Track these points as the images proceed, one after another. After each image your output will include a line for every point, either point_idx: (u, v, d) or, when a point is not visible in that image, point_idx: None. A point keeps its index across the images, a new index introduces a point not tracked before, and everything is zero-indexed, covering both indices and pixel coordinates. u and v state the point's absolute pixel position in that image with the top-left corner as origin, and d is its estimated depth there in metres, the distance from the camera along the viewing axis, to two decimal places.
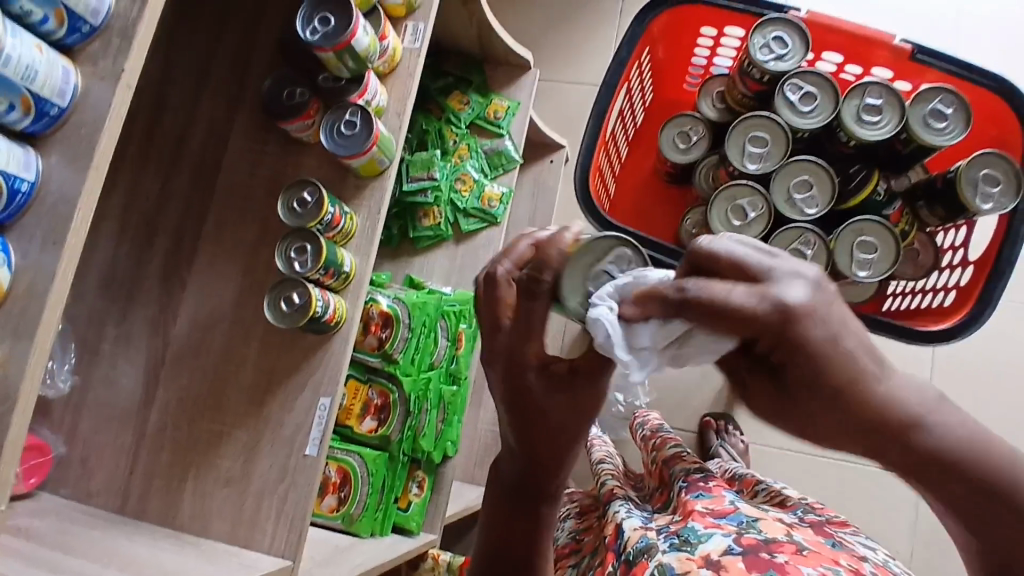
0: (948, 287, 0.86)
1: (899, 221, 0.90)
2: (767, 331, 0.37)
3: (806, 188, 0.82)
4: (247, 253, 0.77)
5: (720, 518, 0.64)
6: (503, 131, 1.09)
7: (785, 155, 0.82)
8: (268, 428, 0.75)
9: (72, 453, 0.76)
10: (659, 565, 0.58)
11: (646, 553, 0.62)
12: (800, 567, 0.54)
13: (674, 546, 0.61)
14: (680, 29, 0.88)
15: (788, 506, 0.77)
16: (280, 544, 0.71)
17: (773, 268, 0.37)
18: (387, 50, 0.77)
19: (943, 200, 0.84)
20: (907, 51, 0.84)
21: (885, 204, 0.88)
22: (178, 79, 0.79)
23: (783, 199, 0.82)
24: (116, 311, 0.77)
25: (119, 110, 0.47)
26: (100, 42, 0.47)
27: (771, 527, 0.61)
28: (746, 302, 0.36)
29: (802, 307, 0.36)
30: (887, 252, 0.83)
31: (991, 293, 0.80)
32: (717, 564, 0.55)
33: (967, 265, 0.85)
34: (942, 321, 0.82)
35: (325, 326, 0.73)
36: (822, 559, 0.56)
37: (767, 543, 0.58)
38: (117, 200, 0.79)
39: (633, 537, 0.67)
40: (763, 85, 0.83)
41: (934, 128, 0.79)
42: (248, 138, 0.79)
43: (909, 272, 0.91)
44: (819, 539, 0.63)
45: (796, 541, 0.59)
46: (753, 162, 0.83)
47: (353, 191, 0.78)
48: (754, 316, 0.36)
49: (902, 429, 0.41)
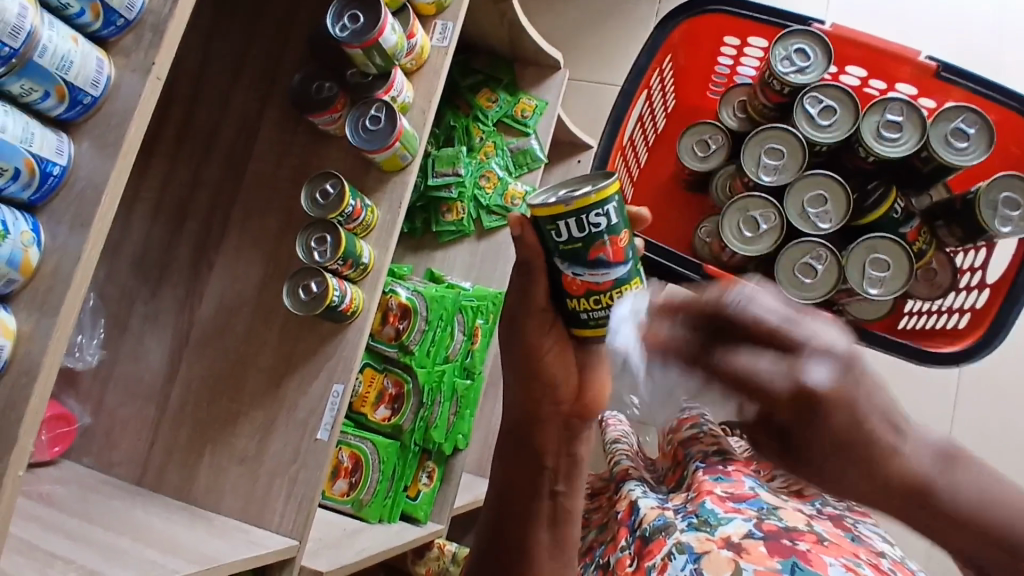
0: (963, 309, 0.86)
1: (916, 240, 0.86)
2: (784, 401, 0.44)
3: (820, 203, 0.82)
4: (271, 240, 0.79)
5: (740, 503, 0.65)
6: (530, 130, 1.10)
7: (801, 167, 0.82)
8: (282, 410, 0.77)
9: (97, 423, 0.80)
10: (678, 543, 0.60)
11: (664, 531, 0.64)
12: (823, 556, 0.56)
13: (693, 525, 0.63)
14: (703, 36, 0.88)
15: (806, 496, 0.75)
16: (289, 523, 0.73)
17: (799, 328, 0.45)
18: (415, 48, 0.78)
19: (961, 221, 0.83)
20: (931, 69, 0.83)
21: (902, 222, 0.84)
22: (215, 70, 0.82)
23: (795, 212, 0.82)
24: (145, 289, 0.81)
25: (147, 100, 0.50)
26: (132, 36, 0.50)
27: (792, 516, 0.63)
28: (771, 374, 0.44)
29: (829, 377, 0.44)
30: (899, 271, 0.82)
31: (1008, 317, 0.80)
32: (738, 547, 0.57)
33: (984, 287, 0.85)
34: (955, 344, 0.82)
35: (342, 314, 0.75)
36: (843, 551, 0.58)
37: (788, 530, 0.59)
38: (151, 183, 0.82)
39: (651, 514, 0.69)
40: (783, 96, 0.82)
41: (956, 147, 0.78)
42: (277, 129, 0.81)
43: (923, 291, 0.89)
44: (838, 532, 0.64)
45: (818, 531, 0.61)
46: (767, 174, 0.83)
47: (375, 183, 0.79)
48: (772, 388, 0.44)
49: (928, 488, 0.48)
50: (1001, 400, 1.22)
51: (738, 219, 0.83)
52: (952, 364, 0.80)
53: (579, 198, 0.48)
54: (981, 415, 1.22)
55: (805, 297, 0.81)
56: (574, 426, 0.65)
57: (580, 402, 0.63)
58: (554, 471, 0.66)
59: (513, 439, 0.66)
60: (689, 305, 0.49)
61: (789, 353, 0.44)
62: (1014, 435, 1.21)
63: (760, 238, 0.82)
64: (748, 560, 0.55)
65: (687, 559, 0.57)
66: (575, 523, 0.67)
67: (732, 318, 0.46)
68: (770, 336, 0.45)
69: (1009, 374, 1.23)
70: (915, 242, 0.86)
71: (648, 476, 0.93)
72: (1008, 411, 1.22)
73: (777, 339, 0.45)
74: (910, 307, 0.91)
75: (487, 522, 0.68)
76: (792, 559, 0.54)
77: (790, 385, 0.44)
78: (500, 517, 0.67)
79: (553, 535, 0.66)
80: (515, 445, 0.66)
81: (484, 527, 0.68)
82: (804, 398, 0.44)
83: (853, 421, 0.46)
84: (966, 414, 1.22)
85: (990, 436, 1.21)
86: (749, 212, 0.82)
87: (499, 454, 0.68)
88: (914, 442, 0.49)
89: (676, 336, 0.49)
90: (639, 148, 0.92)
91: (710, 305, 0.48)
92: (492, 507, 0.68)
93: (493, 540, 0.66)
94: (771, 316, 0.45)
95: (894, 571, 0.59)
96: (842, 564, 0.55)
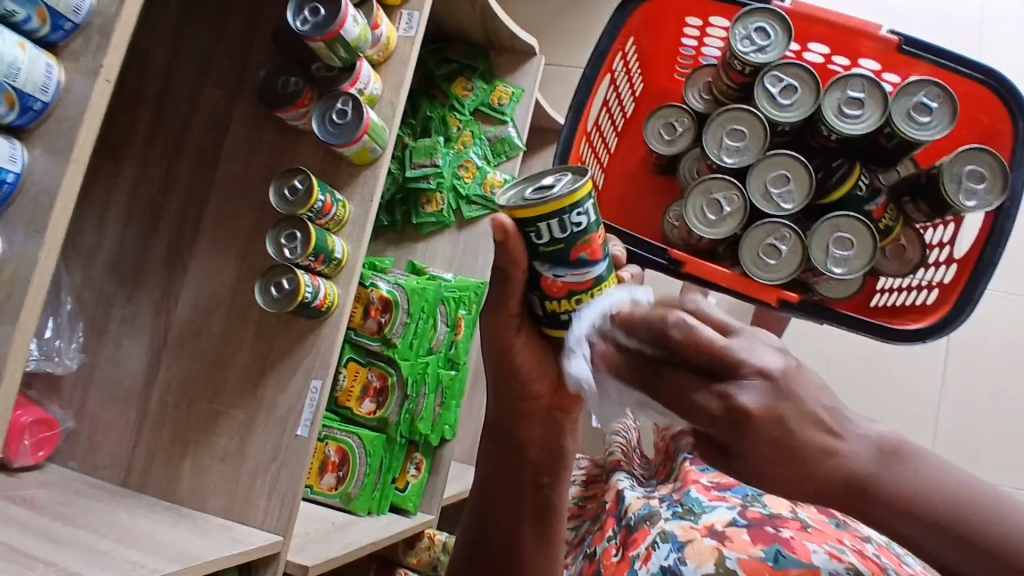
0: (931, 284, 0.86)
1: (882, 217, 0.86)
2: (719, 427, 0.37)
3: (783, 183, 0.81)
4: (244, 239, 0.79)
5: (725, 491, 0.62)
6: (507, 118, 1.10)
7: (763, 148, 0.81)
8: (262, 408, 0.77)
9: (80, 427, 0.80)
10: (663, 532, 0.56)
11: (648, 519, 0.60)
12: (806, 542, 0.51)
13: (677, 514, 0.59)
14: (664, 19, 0.87)
15: None
16: (272, 519, 0.74)
17: (734, 345, 0.38)
18: (380, 39, 0.78)
19: (926, 195, 0.83)
20: (894, 43, 0.82)
21: (867, 199, 0.84)
22: (184, 69, 0.81)
23: (758, 194, 0.81)
24: (122, 292, 0.81)
25: (99, 103, 0.49)
26: (81, 40, 0.50)
27: (777, 502, 0.58)
28: (700, 398, 0.38)
29: (752, 408, 0.36)
30: (863, 249, 0.81)
31: (972, 295, 0.80)
32: (721, 535, 0.53)
33: (952, 262, 0.84)
34: (920, 322, 0.82)
35: (316, 310, 0.75)
36: (827, 537, 0.52)
37: (773, 517, 0.55)
38: (124, 185, 0.82)
39: (636, 504, 0.66)
40: (746, 77, 0.82)
41: (918, 121, 0.77)
42: (247, 127, 0.80)
43: (893, 268, 0.89)
44: (822, 518, 0.59)
45: (802, 517, 0.56)
46: (729, 155, 0.82)
47: (346, 178, 0.79)
48: (702, 407, 0.38)
49: (867, 488, 0.36)
50: (985, 372, 1.22)
51: (701, 201, 0.82)
52: (919, 341, 0.80)
53: (556, 198, 0.45)
54: (968, 389, 1.22)
55: (770, 278, 0.80)
56: (558, 420, 0.61)
57: (560, 395, 0.59)
58: (538, 464, 0.62)
59: (496, 435, 0.62)
60: (638, 321, 0.42)
61: (715, 377, 0.38)
62: (1003, 406, 1.21)
63: (722, 221, 0.81)
64: (731, 548, 0.51)
65: (670, 548, 0.53)
66: (560, 516, 0.64)
67: (669, 335, 0.39)
68: (705, 357, 0.38)
69: (996, 347, 1.22)
70: (881, 219, 0.86)
71: (641, 472, 0.92)
72: (992, 382, 1.22)
73: (713, 363, 0.38)
74: (881, 284, 0.91)
75: (468, 524, 0.65)
76: (776, 547, 0.50)
77: (721, 406, 0.37)
78: (487, 507, 0.64)
79: (537, 530, 0.64)
80: (499, 440, 0.62)
81: (470, 520, 0.65)
82: (737, 421, 0.36)
83: (787, 434, 0.36)
84: (954, 386, 1.22)
85: (978, 406, 1.21)
86: (712, 193, 0.82)
87: (485, 450, 0.63)
88: (850, 434, 0.37)
89: (630, 355, 0.43)
90: (608, 133, 0.91)
91: (656, 322, 0.40)
92: (475, 508, 0.65)
93: (481, 530, 0.64)
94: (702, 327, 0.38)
95: (879, 557, 0.53)
96: (826, 550, 0.49)
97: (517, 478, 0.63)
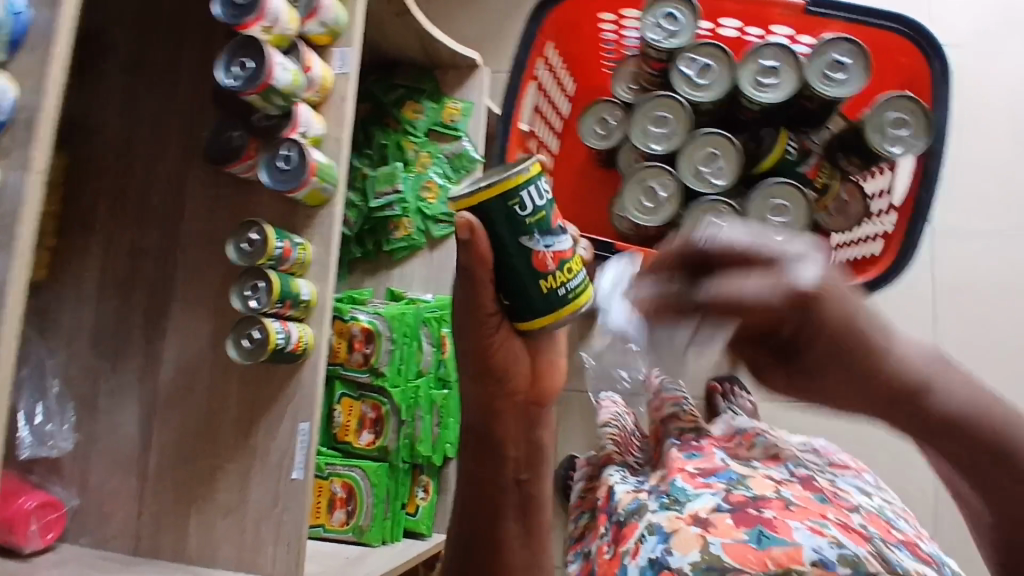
0: (877, 234, 0.88)
1: (817, 176, 0.87)
2: (786, 316, 0.41)
3: (713, 160, 0.82)
4: (215, 295, 0.81)
5: (709, 477, 0.61)
6: (461, 133, 1.11)
7: (689, 130, 0.82)
8: (256, 458, 0.78)
9: (84, 503, 0.81)
10: (649, 526, 0.56)
11: (636, 514, 0.60)
12: (789, 521, 0.51)
13: (664, 505, 0.58)
14: (579, 19, 0.88)
15: (781, 459, 0.68)
16: (282, 565, 0.75)
17: (772, 246, 0.42)
18: (315, 80, 0.79)
19: (855, 150, 0.85)
20: (800, 6, 0.83)
21: (798, 161, 0.86)
22: (132, 139, 0.83)
23: (690, 173, 0.82)
24: (105, 365, 0.82)
25: (34, 193, 0.51)
26: (8, 135, 0.51)
27: (761, 484, 0.57)
28: (755, 289, 0.40)
29: (813, 288, 0.40)
30: (799, 214, 0.82)
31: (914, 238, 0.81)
32: (705, 522, 0.53)
33: (892, 210, 0.86)
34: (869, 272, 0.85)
35: (292, 355, 0.76)
36: (810, 513, 0.52)
37: (756, 499, 0.54)
38: (92, 262, 0.83)
39: (626, 499, 0.65)
40: (664, 63, 0.84)
41: (834, 79, 0.79)
42: (201, 186, 0.82)
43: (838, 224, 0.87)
44: (809, 494, 0.57)
45: (785, 496, 0.55)
46: (657, 142, 0.83)
47: (303, 221, 0.80)
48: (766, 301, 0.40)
49: (922, 391, 0.43)
50: None
51: (637, 190, 0.83)
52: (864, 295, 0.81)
53: (472, 193, 0.49)
54: None
55: None
56: (533, 413, 0.62)
57: (535, 387, 0.60)
58: (517, 460, 0.62)
59: (472, 436, 0.61)
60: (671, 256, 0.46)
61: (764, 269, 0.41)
62: None
63: (660, 207, 0.83)
64: (714, 534, 0.51)
65: (657, 540, 0.53)
66: (544, 508, 0.64)
67: (706, 250, 0.43)
68: (745, 255, 0.42)
69: None
70: (816, 179, 0.87)
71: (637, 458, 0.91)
72: None
73: (752, 257, 0.42)
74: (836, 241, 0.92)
75: (451, 540, 0.64)
76: (759, 528, 0.50)
77: (781, 291, 0.40)
78: (467, 505, 0.63)
79: (522, 524, 0.63)
80: (474, 439, 0.61)
81: (456, 530, 0.64)
82: (801, 300, 0.40)
83: (848, 327, 0.42)
84: None
85: None
86: (646, 182, 0.83)
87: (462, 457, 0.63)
88: (903, 345, 0.43)
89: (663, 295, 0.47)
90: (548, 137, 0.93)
91: (695, 246, 0.44)
92: (457, 523, 0.64)
93: (463, 529, 0.63)
94: (738, 237, 0.43)
95: (865, 527, 0.53)
96: (808, 526, 0.50)
97: (497, 478, 0.62)
